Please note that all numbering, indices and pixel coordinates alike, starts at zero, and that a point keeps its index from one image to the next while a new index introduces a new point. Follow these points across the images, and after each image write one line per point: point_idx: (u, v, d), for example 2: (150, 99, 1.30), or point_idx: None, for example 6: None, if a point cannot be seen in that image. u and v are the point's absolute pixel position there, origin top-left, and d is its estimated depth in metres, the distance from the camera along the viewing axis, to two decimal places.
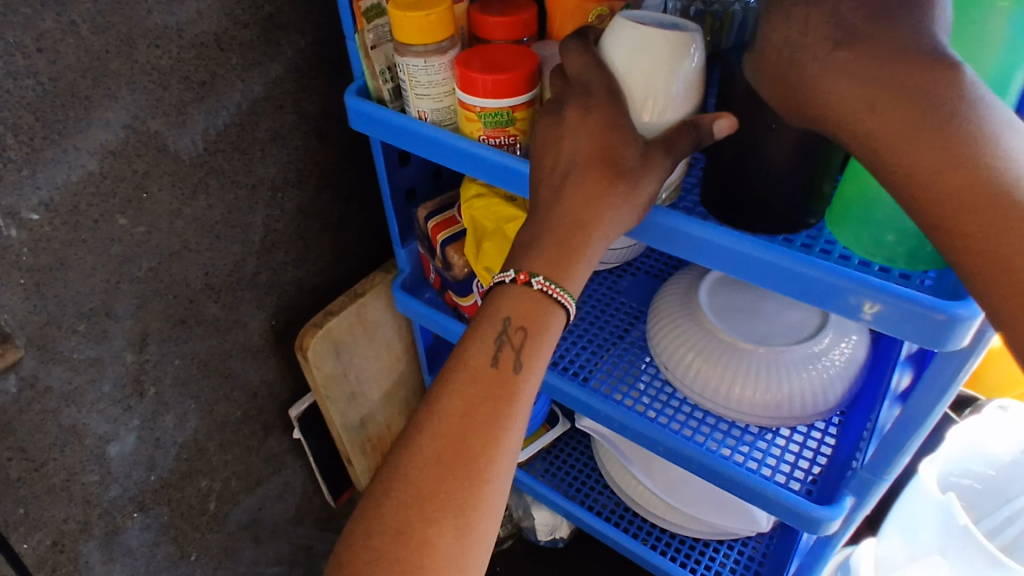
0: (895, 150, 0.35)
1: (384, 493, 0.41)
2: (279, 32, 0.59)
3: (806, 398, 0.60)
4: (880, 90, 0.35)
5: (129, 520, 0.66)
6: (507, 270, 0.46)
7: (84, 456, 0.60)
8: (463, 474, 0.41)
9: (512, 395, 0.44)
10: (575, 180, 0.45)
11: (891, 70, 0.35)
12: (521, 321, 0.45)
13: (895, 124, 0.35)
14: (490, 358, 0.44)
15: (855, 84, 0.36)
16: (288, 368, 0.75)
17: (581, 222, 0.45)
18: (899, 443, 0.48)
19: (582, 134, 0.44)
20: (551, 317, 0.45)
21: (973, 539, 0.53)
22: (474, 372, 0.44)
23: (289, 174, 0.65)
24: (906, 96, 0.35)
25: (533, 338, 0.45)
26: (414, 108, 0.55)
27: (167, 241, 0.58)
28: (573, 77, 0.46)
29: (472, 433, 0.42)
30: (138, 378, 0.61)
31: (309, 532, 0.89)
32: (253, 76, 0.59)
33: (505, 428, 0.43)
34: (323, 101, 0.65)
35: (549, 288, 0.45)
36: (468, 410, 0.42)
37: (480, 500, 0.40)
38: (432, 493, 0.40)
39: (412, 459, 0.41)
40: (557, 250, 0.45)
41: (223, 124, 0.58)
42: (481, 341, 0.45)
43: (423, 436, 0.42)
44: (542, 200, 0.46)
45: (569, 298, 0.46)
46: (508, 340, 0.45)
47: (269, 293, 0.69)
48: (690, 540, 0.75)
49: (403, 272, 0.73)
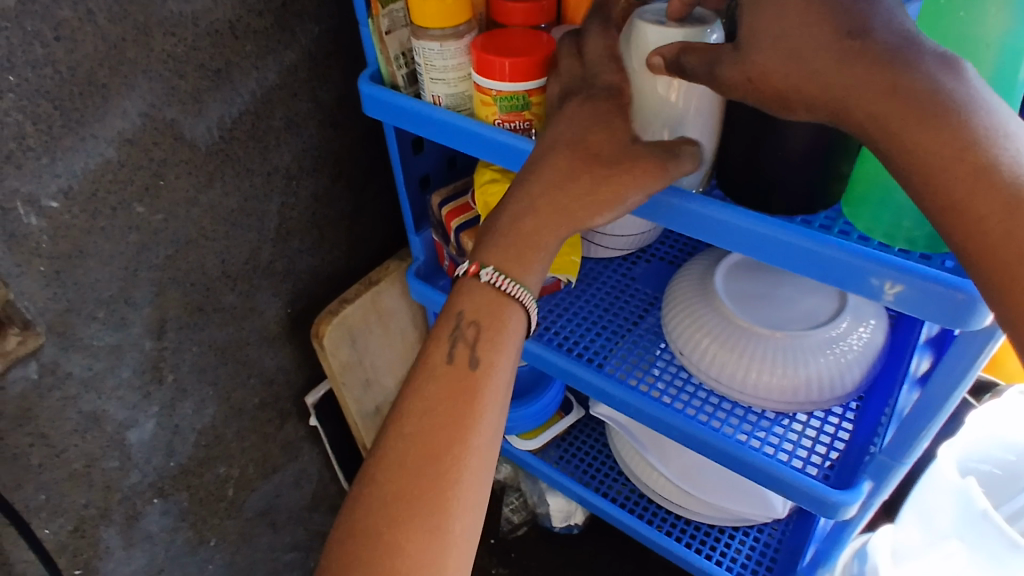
0: (896, 132, 0.35)
1: (354, 499, 0.42)
2: (294, 19, 0.59)
3: (824, 383, 0.60)
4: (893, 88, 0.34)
5: (148, 505, 0.67)
6: (462, 264, 0.50)
7: (104, 442, 0.61)
8: (428, 474, 0.42)
9: (473, 387, 0.45)
10: (550, 172, 0.47)
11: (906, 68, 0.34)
12: (474, 317, 0.48)
13: (892, 117, 0.35)
14: (448, 356, 0.46)
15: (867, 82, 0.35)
16: (304, 355, 0.75)
17: (546, 212, 0.47)
18: (919, 426, 0.48)
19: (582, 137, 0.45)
20: (507, 309, 0.48)
21: (994, 524, 0.52)
22: (435, 371, 0.46)
23: (304, 162, 0.66)
24: (916, 91, 0.34)
25: (488, 333, 0.47)
26: (429, 93, 0.55)
27: (184, 228, 0.59)
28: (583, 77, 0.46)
29: (437, 430, 0.43)
30: (157, 365, 0.62)
31: (324, 519, 0.89)
32: (268, 64, 0.59)
33: (469, 422, 0.44)
34: (338, 89, 0.65)
35: (498, 278, 0.48)
36: (433, 407, 0.44)
37: (450, 497, 0.41)
38: (399, 494, 0.41)
39: (379, 463, 0.43)
40: (518, 244, 0.48)
41: (238, 112, 0.58)
42: (441, 341, 0.47)
43: (389, 439, 0.43)
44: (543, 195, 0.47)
45: (524, 290, 0.48)
46: (463, 336, 0.47)
47: (285, 280, 0.69)
48: (705, 527, 0.75)
49: (417, 260, 0.73)
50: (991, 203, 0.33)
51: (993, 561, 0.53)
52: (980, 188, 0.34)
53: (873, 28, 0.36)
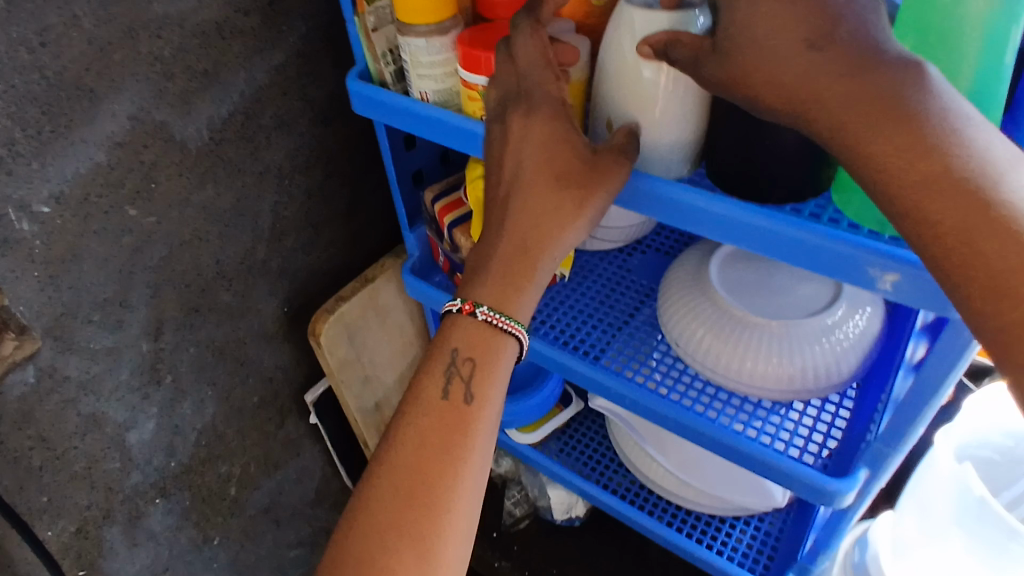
0: (861, 143, 0.34)
1: (347, 528, 0.43)
2: (281, 18, 0.59)
3: (819, 371, 0.60)
4: (859, 95, 0.34)
5: (151, 505, 0.68)
6: (455, 300, 0.50)
7: (105, 444, 0.62)
8: (420, 506, 0.43)
9: (467, 424, 0.46)
10: (527, 200, 0.48)
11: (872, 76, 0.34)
12: (469, 352, 0.48)
13: (858, 120, 0.34)
14: (441, 391, 0.47)
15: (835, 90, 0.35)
16: (302, 353, 0.76)
17: (533, 237, 0.48)
18: (914, 413, 0.48)
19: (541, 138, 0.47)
20: (501, 346, 0.48)
21: (993, 512, 0.52)
22: (427, 405, 0.47)
23: (296, 161, 0.66)
24: (881, 100, 0.34)
25: (481, 369, 0.48)
26: (416, 90, 0.55)
27: (178, 230, 0.59)
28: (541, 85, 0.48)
29: (427, 462, 0.44)
30: (155, 367, 0.62)
31: (328, 515, 0.90)
32: (255, 64, 0.59)
33: (462, 457, 0.45)
34: (328, 87, 0.65)
35: (493, 318, 0.48)
36: (423, 439, 0.45)
37: (441, 529, 0.43)
38: (390, 526, 0.42)
39: (372, 492, 0.44)
40: (497, 268, 0.49)
41: (228, 112, 0.58)
42: (433, 375, 0.48)
43: (382, 469, 0.44)
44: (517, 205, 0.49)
45: (519, 329, 0.49)
46: (457, 371, 0.48)
47: (281, 280, 0.70)
48: (706, 517, 0.75)
49: (412, 257, 0.73)
50: (955, 204, 0.32)
51: (993, 550, 0.53)
52: (941, 186, 0.32)
53: (839, 32, 0.35)
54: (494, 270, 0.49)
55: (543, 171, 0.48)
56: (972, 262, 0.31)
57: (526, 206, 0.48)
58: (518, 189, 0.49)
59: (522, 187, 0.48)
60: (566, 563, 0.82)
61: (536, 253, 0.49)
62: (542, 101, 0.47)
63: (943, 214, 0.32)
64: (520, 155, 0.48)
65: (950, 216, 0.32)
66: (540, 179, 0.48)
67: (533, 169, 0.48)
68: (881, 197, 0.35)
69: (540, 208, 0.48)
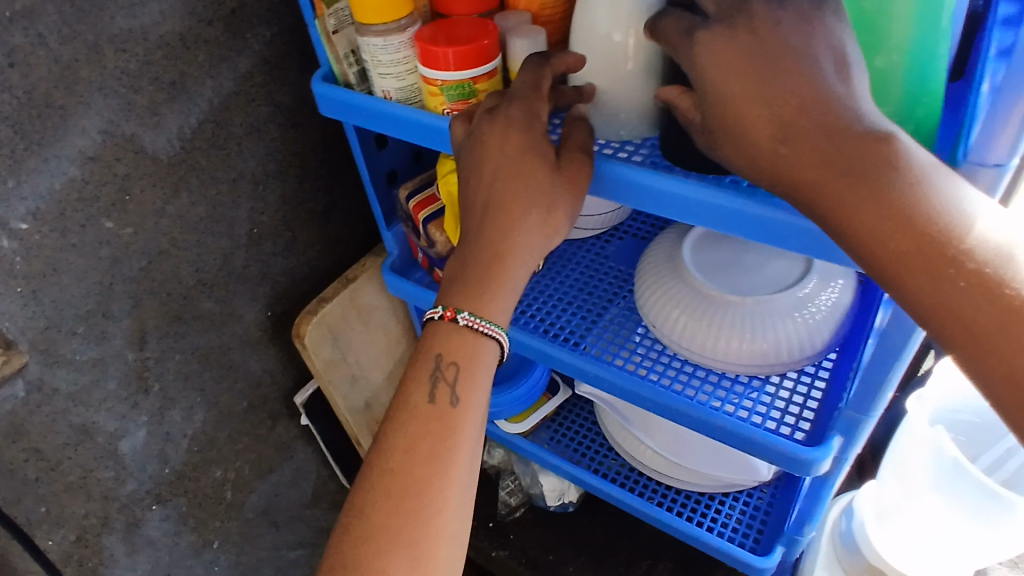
0: (829, 204, 0.35)
1: (343, 530, 0.45)
2: (244, 25, 0.60)
3: (792, 343, 0.61)
4: (830, 170, 0.35)
5: (148, 512, 0.69)
6: (436, 307, 0.50)
7: (97, 453, 0.63)
8: (412, 505, 0.44)
9: (453, 426, 0.47)
10: (506, 202, 0.48)
11: (841, 150, 0.35)
12: (452, 357, 0.49)
13: (821, 176, 0.35)
14: (427, 394, 0.48)
15: (805, 167, 0.36)
16: (288, 356, 0.77)
17: (515, 238, 0.49)
18: (881, 378, 0.49)
19: (513, 152, 0.48)
20: (482, 348, 0.49)
21: (969, 471, 0.53)
22: (414, 410, 0.47)
23: (269, 166, 0.67)
24: (851, 175, 0.34)
25: (464, 370, 0.48)
26: (379, 88, 0.56)
27: (155, 239, 0.60)
28: (517, 97, 0.49)
29: (415, 466, 0.45)
30: (141, 375, 0.63)
31: (326, 515, 0.91)
32: (222, 72, 0.60)
33: (450, 459, 0.46)
34: (296, 91, 0.66)
35: (473, 322, 0.49)
36: (411, 443, 0.46)
37: (433, 528, 0.44)
38: (385, 526, 0.44)
39: (365, 496, 0.45)
40: (471, 282, 0.49)
41: (197, 121, 0.60)
42: (418, 381, 0.48)
43: (373, 473, 0.46)
44: (488, 222, 0.49)
45: (497, 330, 0.49)
46: (441, 375, 0.48)
47: (262, 284, 0.71)
48: (695, 495, 0.76)
49: (392, 255, 0.75)
50: (917, 262, 0.33)
51: (976, 500, 0.53)
52: (914, 260, 0.33)
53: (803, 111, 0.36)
54: (481, 271, 0.49)
55: (521, 175, 0.48)
56: (939, 312, 0.33)
57: (505, 208, 0.48)
58: (498, 192, 0.49)
59: (499, 191, 0.48)
60: (562, 549, 0.83)
61: (507, 251, 0.49)
62: (521, 104, 0.49)
63: (909, 280, 0.34)
64: (495, 160, 0.48)
65: (921, 288, 0.33)
66: (516, 182, 0.48)
67: (511, 172, 0.48)
68: (857, 253, 0.35)
69: (520, 208, 0.48)
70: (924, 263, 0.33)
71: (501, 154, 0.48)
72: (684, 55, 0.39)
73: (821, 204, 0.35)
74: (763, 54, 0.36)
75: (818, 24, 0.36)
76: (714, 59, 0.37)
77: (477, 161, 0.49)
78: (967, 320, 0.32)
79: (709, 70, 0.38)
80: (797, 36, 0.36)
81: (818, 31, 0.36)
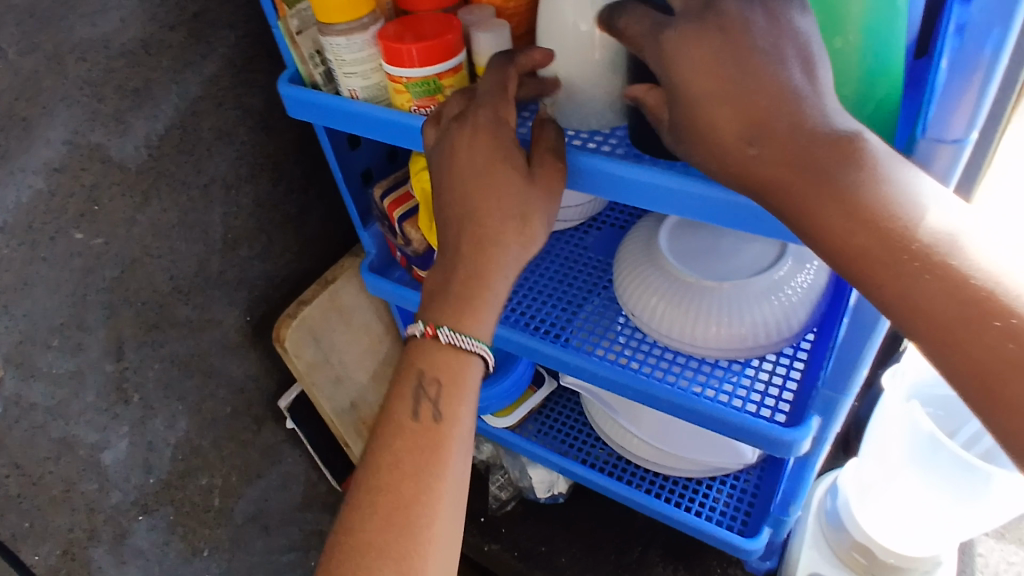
0: (795, 203, 0.35)
1: (332, 549, 0.45)
2: (208, 29, 0.59)
3: (769, 326, 0.61)
4: (795, 168, 0.35)
5: (135, 522, 0.69)
6: (417, 324, 0.50)
7: (80, 466, 0.62)
8: (400, 523, 0.44)
9: (439, 442, 0.47)
10: (483, 220, 0.48)
11: (805, 148, 0.35)
12: (435, 374, 0.48)
13: (788, 174, 0.35)
14: (412, 412, 0.48)
15: (772, 165, 0.36)
16: (270, 361, 0.77)
17: (494, 253, 0.48)
18: (855, 356, 0.49)
19: (483, 160, 0.48)
20: (465, 363, 0.49)
21: (944, 443, 0.53)
22: (400, 426, 0.47)
23: (241, 170, 0.66)
24: (816, 174, 0.34)
25: (448, 386, 0.48)
26: (345, 88, 0.56)
27: (128, 248, 0.60)
28: (484, 104, 0.48)
29: (401, 484, 0.45)
30: (121, 386, 0.63)
31: (317, 517, 0.91)
32: (187, 77, 0.59)
33: (436, 476, 0.46)
34: (265, 94, 0.66)
35: (454, 338, 0.48)
36: (398, 460, 0.46)
37: (423, 544, 0.44)
38: (371, 544, 0.44)
39: (353, 516, 0.45)
40: (451, 295, 0.49)
41: (165, 128, 0.59)
42: (403, 399, 0.48)
43: (360, 492, 0.45)
44: (463, 235, 0.49)
45: (481, 345, 0.49)
46: (425, 392, 0.48)
47: (239, 289, 0.70)
48: (683, 481, 0.76)
49: (370, 255, 0.74)
50: (881, 258, 0.33)
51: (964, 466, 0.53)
52: (879, 257, 0.33)
53: (770, 109, 0.35)
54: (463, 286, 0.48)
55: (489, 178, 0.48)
56: (906, 309, 0.33)
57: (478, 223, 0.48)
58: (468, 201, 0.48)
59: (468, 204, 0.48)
60: (554, 540, 0.83)
61: (486, 263, 0.48)
62: (487, 110, 0.48)
63: (876, 277, 0.34)
64: (465, 169, 0.48)
65: (887, 284, 0.33)
66: (484, 189, 0.48)
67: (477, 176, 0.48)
68: (826, 250, 0.35)
69: (494, 221, 0.48)
70: (889, 260, 0.33)
71: (473, 164, 0.48)
72: (645, 51, 0.39)
73: (788, 202, 0.35)
74: (733, 63, 0.36)
75: (786, 20, 0.36)
76: (686, 58, 0.37)
77: (448, 173, 0.49)
78: (931, 312, 0.32)
79: (685, 74, 0.37)
80: (765, 35, 0.36)
81: (785, 29, 0.36)
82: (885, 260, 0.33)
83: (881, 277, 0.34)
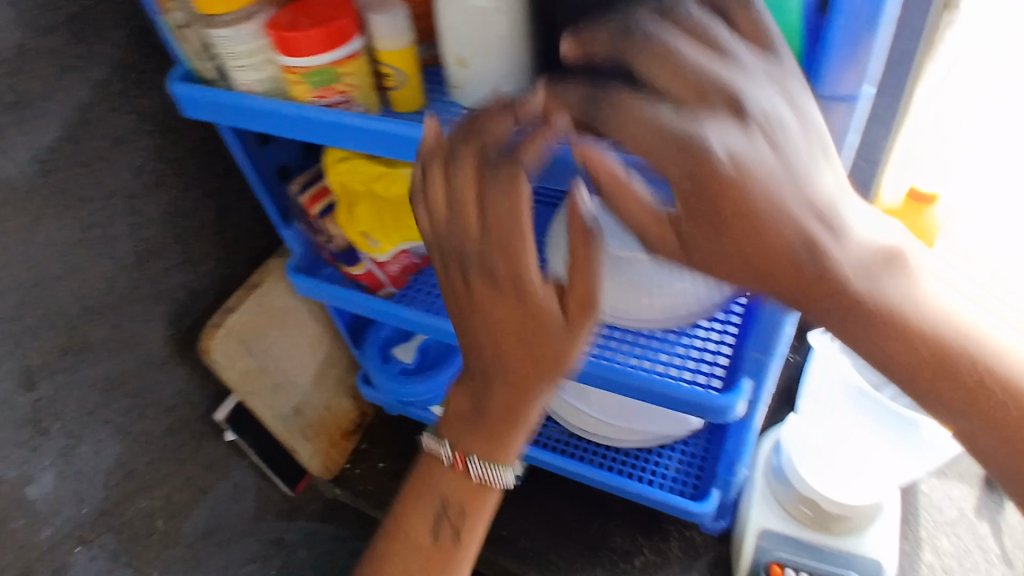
0: (858, 327, 0.34)
1: None
2: (89, 30, 0.56)
3: (697, 293, 0.61)
4: (857, 301, 0.33)
5: (73, 555, 0.66)
6: (446, 447, 0.54)
7: (3, 504, 0.59)
8: None
9: (452, 564, 0.55)
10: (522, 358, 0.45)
11: (860, 275, 0.33)
12: (457, 507, 0.55)
13: (847, 303, 0.33)
14: (430, 536, 0.56)
15: (838, 295, 0.33)
16: (201, 373, 0.74)
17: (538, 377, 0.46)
18: (777, 319, 0.49)
19: (505, 304, 0.44)
20: (486, 497, 0.55)
21: (875, 397, 0.54)
22: (418, 545, 0.56)
23: (144, 179, 0.63)
24: (875, 303, 0.33)
25: (469, 513, 0.55)
26: (240, 82, 0.53)
27: (25, 271, 0.56)
28: (497, 236, 0.42)
29: None
30: (37, 417, 0.60)
31: (274, 526, 0.89)
32: (71, 83, 0.55)
33: None
34: (162, 95, 0.62)
35: (482, 471, 0.53)
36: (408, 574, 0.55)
37: None
38: None
39: None
40: (481, 433, 0.51)
41: (53, 140, 0.55)
42: (422, 518, 0.56)
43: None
44: (500, 392, 0.48)
45: (507, 479, 0.53)
46: (446, 521, 0.56)
47: (158, 302, 0.67)
48: (632, 451, 0.77)
49: (296, 254, 0.71)
50: (942, 376, 0.33)
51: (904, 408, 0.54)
52: (944, 377, 0.33)
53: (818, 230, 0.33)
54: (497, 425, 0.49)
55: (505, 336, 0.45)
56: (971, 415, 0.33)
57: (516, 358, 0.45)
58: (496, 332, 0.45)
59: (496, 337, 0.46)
60: (514, 523, 0.83)
61: (523, 413, 0.48)
62: (511, 282, 0.43)
63: (946, 390, 0.34)
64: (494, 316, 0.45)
65: (948, 391, 0.34)
66: (517, 324, 0.45)
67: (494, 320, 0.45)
68: (889, 365, 0.34)
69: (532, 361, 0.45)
70: (951, 377, 0.33)
71: (500, 313, 0.45)
72: (654, 153, 0.34)
73: (854, 329, 0.34)
74: (706, 185, 0.33)
75: (805, 116, 0.34)
76: (727, 179, 0.32)
77: (472, 315, 0.46)
78: (995, 416, 0.33)
79: (712, 194, 0.33)
80: (801, 155, 0.33)
81: (802, 119, 0.34)
82: (947, 378, 0.33)
83: (945, 387, 0.34)
